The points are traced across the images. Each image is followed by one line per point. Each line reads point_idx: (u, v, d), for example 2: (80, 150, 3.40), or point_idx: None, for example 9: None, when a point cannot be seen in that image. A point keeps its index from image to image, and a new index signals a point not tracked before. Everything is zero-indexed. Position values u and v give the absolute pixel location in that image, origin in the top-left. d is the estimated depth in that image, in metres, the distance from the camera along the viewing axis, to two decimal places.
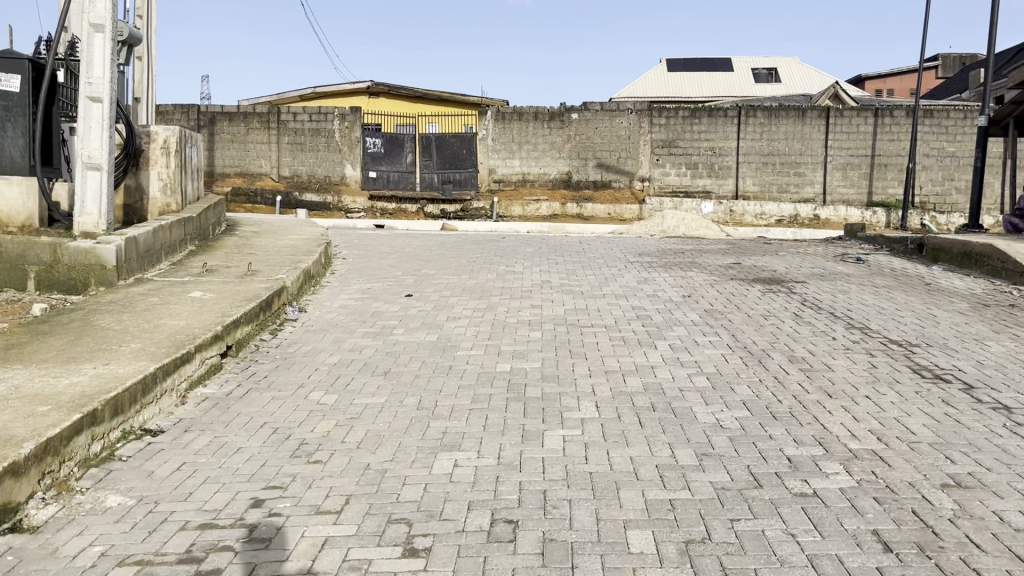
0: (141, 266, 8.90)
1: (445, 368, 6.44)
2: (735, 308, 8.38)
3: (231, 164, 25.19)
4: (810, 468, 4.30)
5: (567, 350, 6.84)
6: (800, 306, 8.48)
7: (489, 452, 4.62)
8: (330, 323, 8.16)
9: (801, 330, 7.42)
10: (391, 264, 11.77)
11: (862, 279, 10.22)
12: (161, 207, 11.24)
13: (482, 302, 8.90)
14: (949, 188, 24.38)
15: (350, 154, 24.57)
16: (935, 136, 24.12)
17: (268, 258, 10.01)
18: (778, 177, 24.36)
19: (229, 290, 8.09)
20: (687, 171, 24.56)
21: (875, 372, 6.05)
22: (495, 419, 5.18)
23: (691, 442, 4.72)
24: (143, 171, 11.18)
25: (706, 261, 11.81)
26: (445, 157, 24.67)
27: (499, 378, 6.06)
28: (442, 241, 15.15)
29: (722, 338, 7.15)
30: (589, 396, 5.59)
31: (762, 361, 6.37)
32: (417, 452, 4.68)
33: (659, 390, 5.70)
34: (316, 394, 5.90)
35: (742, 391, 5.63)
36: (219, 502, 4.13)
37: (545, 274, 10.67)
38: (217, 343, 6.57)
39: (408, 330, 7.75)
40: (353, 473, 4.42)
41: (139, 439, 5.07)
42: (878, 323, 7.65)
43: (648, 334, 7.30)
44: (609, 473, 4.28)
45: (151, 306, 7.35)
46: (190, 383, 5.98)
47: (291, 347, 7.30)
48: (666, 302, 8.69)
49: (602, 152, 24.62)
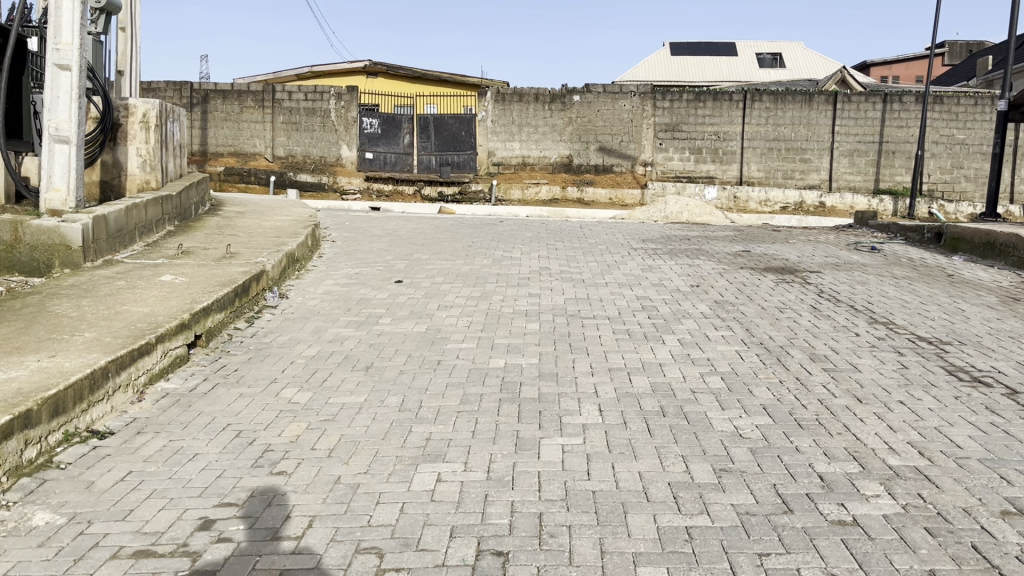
0: (111, 247, 8.29)
1: (433, 363, 5.85)
2: (747, 300, 7.80)
3: (224, 143, 24.51)
4: (847, 488, 3.74)
5: (566, 345, 6.25)
6: (818, 298, 7.89)
7: (477, 464, 4.05)
8: (312, 311, 7.59)
9: (821, 325, 6.84)
10: (382, 248, 11.17)
11: (880, 269, 9.63)
12: (140, 184, 10.61)
13: (476, 289, 8.32)
14: (958, 176, 23.75)
15: (347, 134, 23.90)
16: (945, 123, 23.48)
17: (250, 240, 9.39)
18: (784, 163, 23.73)
19: (203, 274, 7.51)
20: (691, 156, 23.92)
21: (907, 373, 5.48)
22: (487, 425, 4.60)
23: (708, 455, 4.16)
24: (120, 147, 10.59)
25: (713, 248, 11.23)
26: (443, 139, 23.94)
27: (492, 376, 5.48)
28: (438, 223, 14.57)
29: (735, 332, 6.56)
30: (590, 399, 5.01)
31: (781, 360, 5.80)
32: (394, 463, 4.11)
33: (668, 392, 5.13)
34: (288, 391, 5.32)
35: (761, 394, 5.07)
36: (162, 523, 3.56)
37: (544, 260, 10.10)
38: (184, 332, 5.99)
39: (395, 320, 7.17)
40: (322, 489, 3.85)
41: (83, 442, 4.50)
42: (903, 318, 7.07)
43: (654, 328, 6.72)
44: (614, 493, 3.72)
45: (115, 291, 6.74)
46: (149, 378, 5.41)
47: (266, 337, 6.71)
48: (673, 292, 8.10)
49: (604, 135, 23.94)
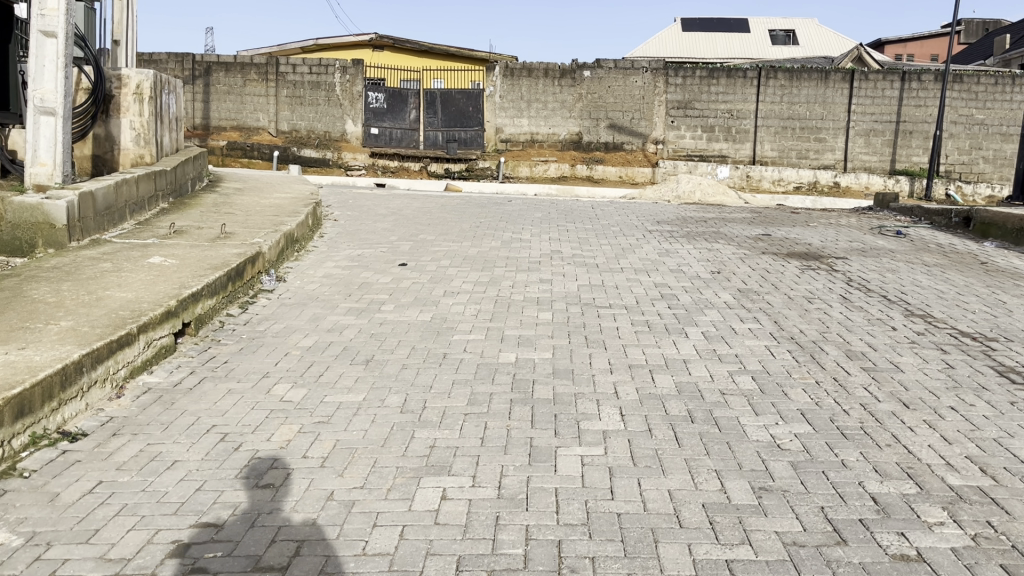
0: (100, 226, 7.84)
1: (437, 357, 5.42)
2: (772, 288, 7.35)
3: (227, 117, 23.91)
4: (906, 514, 3.30)
5: (581, 337, 5.80)
6: (847, 287, 7.43)
7: (487, 480, 3.62)
8: (310, 296, 7.15)
9: (854, 317, 6.38)
10: (385, 228, 10.70)
11: (909, 256, 9.14)
12: (134, 159, 10.18)
13: (484, 274, 7.87)
14: (976, 157, 23.01)
15: (352, 109, 23.25)
16: (964, 102, 22.75)
17: (247, 219, 8.93)
18: (798, 142, 23.10)
19: (195, 256, 7.06)
20: (703, 134, 23.24)
21: (954, 375, 5.03)
22: (496, 430, 4.17)
23: (745, 470, 3.72)
24: (112, 119, 10.12)
25: (731, 231, 10.74)
26: (450, 115, 23.31)
27: (502, 373, 5.04)
28: (444, 202, 14.07)
29: (764, 325, 6.11)
30: (610, 400, 4.58)
31: (815, 357, 5.35)
32: (394, 477, 3.67)
33: (694, 394, 4.68)
34: (280, 388, 4.88)
35: (796, 396, 4.63)
36: (131, 548, 3.14)
37: (555, 242, 9.63)
38: (169, 321, 5.55)
39: (398, 307, 6.73)
40: (312, 508, 3.42)
41: (52, 446, 4.08)
42: (940, 311, 6.62)
43: (676, 319, 6.26)
44: (642, 517, 3.29)
45: (98, 274, 6.30)
46: (129, 372, 4.98)
47: (259, 325, 6.28)
48: (693, 280, 7.64)
49: (614, 112, 23.28)
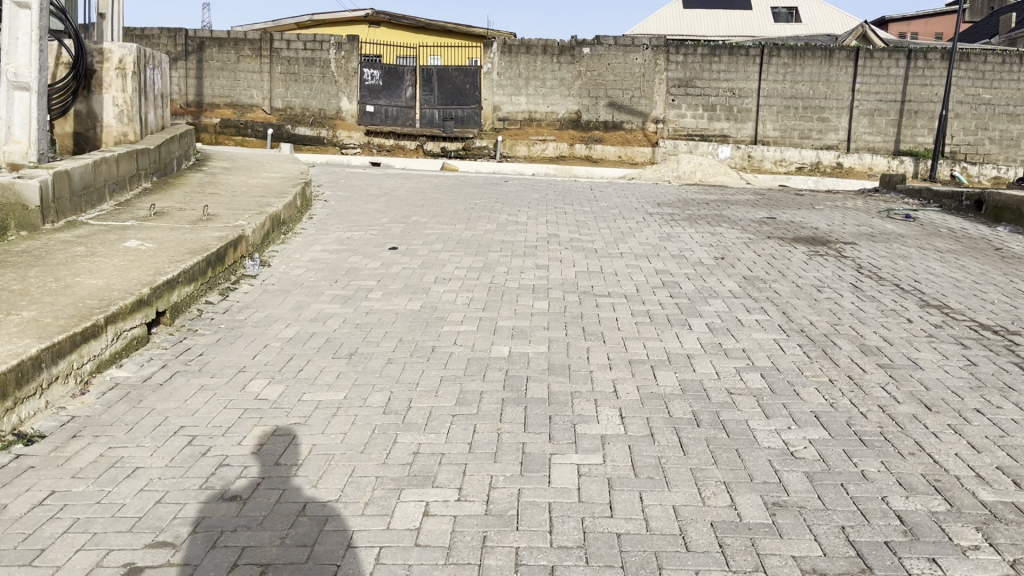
0: (77, 207, 7.47)
1: (426, 350, 5.09)
2: (779, 276, 7.02)
3: (220, 94, 23.35)
4: (937, 537, 3.00)
5: (579, 329, 5.48)
6: (858, 275, 7.10)
7: (475, 493, 3.30)
8: (294, 282, 6.81)
9: (867, 308, 6.06)
10: (377, 209, 10.36)
11: (919, 241, 8.82)
12: (117, 136, 9.78)
13: (478, 259, 7.53)
14: (982, 138, 22.26)
15: (347, 86, 22.67)
16: (970, 81, 21.98)
17: (232, 200, 8.58)
18: (801, 122, 22.34)
19: (173, 239, 6.72)
20: (704, 113, 22.49)
21: (977, 372, 4.72)
22: (486, 435, 3.85)
23: (757, 482, 3.42)
24: (95, 95, 9.76)
25: (734, 215, 10.38)
26: (447, 92, 22.70)
27: (495, 369, 4.72)
28: (439, 183, 13.70)
29: (772, 316, 5.79)
30: (608, 400, 4.26)
31: (828, 352, 5.03)
32: (372, 489, 3.36)
33: (700, 394, 4.37)
34: (256, 384, 4.57)
35: (809, 398, 4.32)
36: (76, 572, 2.82)
37: (553, 225, 9.29)
38: (142, 310, 5.20)
39: (386, 294, 6.39)
40: (281, 525, 3.10)
41: (4, 450, 3.74)
42: (958, 301, 6.29)
43: (678, 309, 5.94)
44: (644, 538, 2.98)
45: (69, 258, 5.94)
46: (96, 365, 4.63)
47: (240, 314, 5.94)
48: (696, 266, 7.31)
49: (614, 91, 22.54)
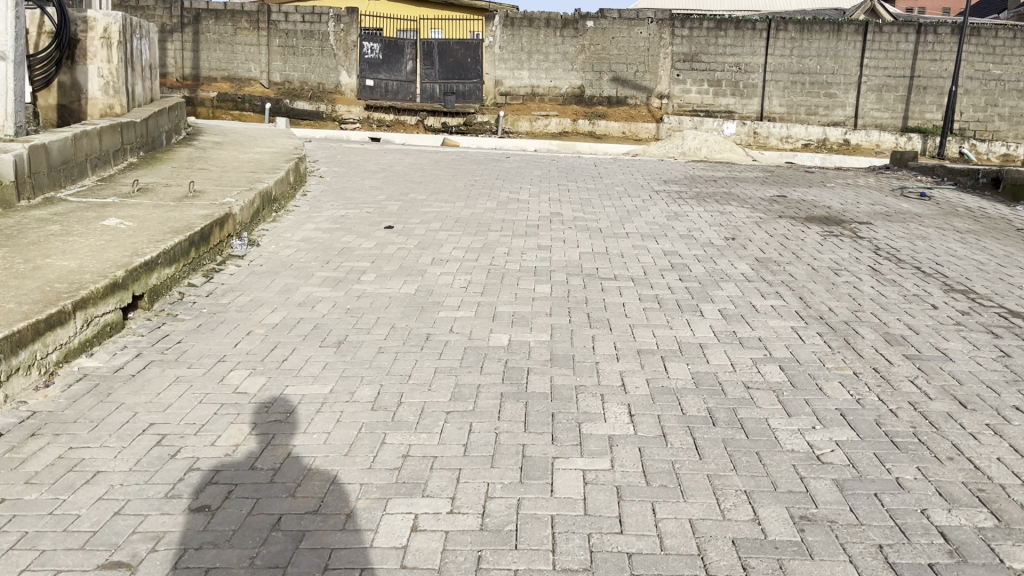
0: (55, 182, 7.09)
1: (420, 338, 4.75)
2: (793, 258, 6.67)
3: (217, 67, 22.92)
4: (987, 560, 2.67)
5: (583, 315, 5.14)
6: (876, 257, 6.75)
7: (470, 505, 2.97)
8: (284, 263, 6.47)
9: (889, 293, 5.71)
10: (374, 186, 10.02)
11: (937, 221, 8.47)
12: (102, 109, 9.42)
13: (477, 239, 7.18)
14: (992, 115, 21.72)
15: (346, 59, 22.20)
16: (981, 56, 21.38)
17: (221, 176, 8.22)
18: (808, 97, 21.82)
19: (155, 218, 6.37)
20: (709, 89, 22.02)
21: (1012, 365, 4.37)
22: (483, 436, 3.51)
23: (782, 492, 3.09)
24: (78, 66, 9.38)
25: (744, 193, 10.02)
26: (447, 66, 22.16)
27: (494, 360, 4.38)
28: (439, 158, 13.31)
29: (788, 301, 5.45)
30: (616, 396, 3.92)
31: (850, 342, 4.69)
32: (356, 499, 3.03)
33: (714, 389, 4.03)
34: (236, 375, 4.24)
35: (834, 394, 3.98)
36: None
37: (556, 204, 8.93)
38: (116, 293, 4.86)
39: (380, 277, 6.05)
40: (252, 542, 2.77)
41: None
42: (984, 286, 5.95)
43: (689, 294, 5.59)
44: (657, 560, 2.65)
45: (41, 238, 5.57)
46: (63, 355, 4.29)
47: (224, 297, 5.60)
48: (706, 247, 6.96)
49: (618, 65, 22.08)
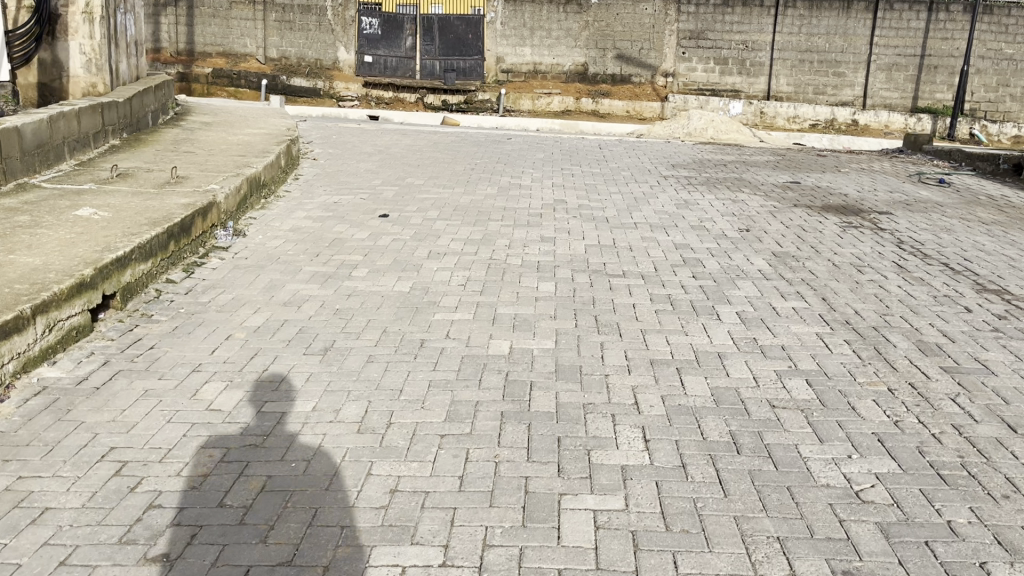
0: (29, 167, 6.69)
1: (414, 345, 4.37)
2: (813, 252, 6.28)
3: (211, 41, 22.29)
4: None
5: (591, 318, 4.76)
6: (899, 252, 6.37)
7: (465, 557, 2.60)
8: (271, 256, 6.08)
9: (917, 294, 5.32)
10: (369, 169, 9.62)
11: (959, 211, 8.07)
12: (85, 88, 9.03)
13: (477, 230, 6.80)
14: (1003, 95, 20.95)
15: (344, 35, 21.72)
16: (993, 35, 20.60)
17: (206, 160, 7.82)
18: (816, 77, 21.14)
19: (133, 207, 5.97)
20: (715, 67, 21.37)
21: None
22: (481, 467, 3.13)
23: (819, 540, 2.72)
24: (59, 43, 8.92)
25: (755, 178, 9.64)
26: (448, 42, 21.50)
27: (494, 372, 4.00)
28: (439, 139, 12.89)
29: (811, 303, 5.06)
30: (629, 418, 3.54)
31: (882, 352, 4.30)
32: (334, 548, 2.66)
33: (737, 409, 3.65)
34: (210, 390, 3.86)
35: (870, 415, 3.60)
36: None
37: (559, 190, 8.54)
38: (83, 294, 4.47)
39: (372, 272, 5.67)
40: None
41: None
42: (1017, 285, 5.56)
43: (704, 294, 5.21)
44: None
45: (8, 230, 5.18)
46: (21, 364, 3.91)
47: (204, 296, 5.22)
48: (719, 239, 6.57)
49: (623, 42, 21.50)
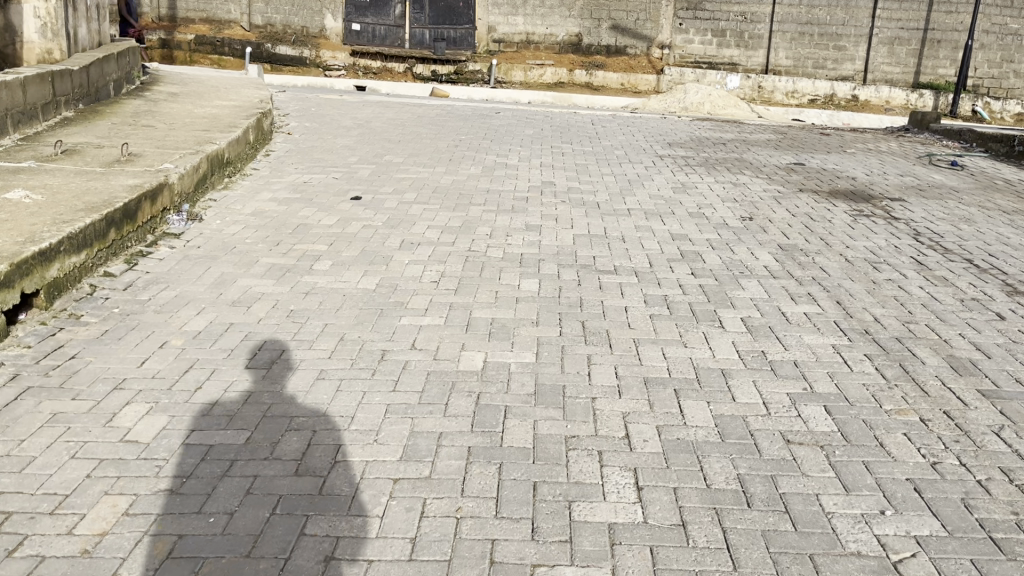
0: None
1: (374, 357, 3.80)
2: (823, 246, 5.72)
3: (194, 8, 21.50)
4: None
5: (576, 325, 4.20)
6: (918, 245, 5.81)
7: None
8: (227, 244, 5.50)
9: (943, 296, 4.77)
10: (346, 145, 9.01)
11: (976, 197, 7.52)
12: (39, 55, 8.29)
13: (457, 216, 6.22)
14: (1007, 71, 20.26)
15: (332, 2, 20.89)
16: (997, 9, 19.81)
17: (165, 135, 7.20)
18: (816, 50, 20.38)
19: (71, 188, 5.36)
20: (713, 39, 20.61)
21: None
22: (440, 525, 2.58)
23: None
24: (10, 6, 8.16)
25: (757, 158, 9.07)
26: (438, 11, 20.62)
27: (463, 395, 3.43)
28: (421, 112, 12.21)
29: (824, 308, 4.51)
30: (619, 457, 2.99)
31: (910, 371, 3.76)
32: None
33: (746, 445, 3.10)
34: (130, 414, 3.29)
35: (902, 455, 3.05)
36: None
37: (548, 170, 7.95)
38: None
39: (336, 265, 5.10)
40: None
41: None
42: None
43: (704, 296, 4.65)
44: None
45: None
46: None
47: (145, 292, 4.64)
48: (720, 229, 6.00)
49: (619, 12, 20.65)
